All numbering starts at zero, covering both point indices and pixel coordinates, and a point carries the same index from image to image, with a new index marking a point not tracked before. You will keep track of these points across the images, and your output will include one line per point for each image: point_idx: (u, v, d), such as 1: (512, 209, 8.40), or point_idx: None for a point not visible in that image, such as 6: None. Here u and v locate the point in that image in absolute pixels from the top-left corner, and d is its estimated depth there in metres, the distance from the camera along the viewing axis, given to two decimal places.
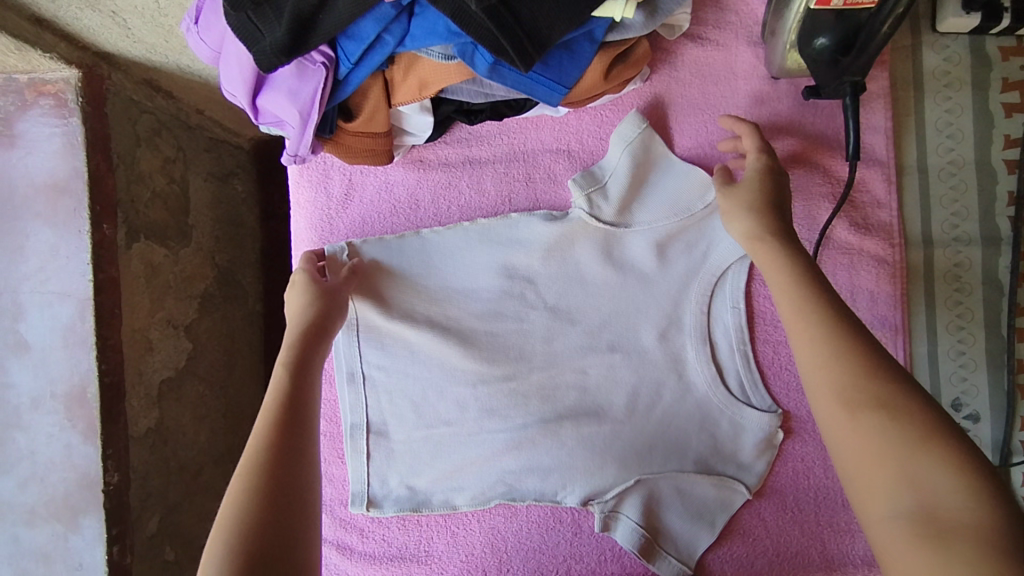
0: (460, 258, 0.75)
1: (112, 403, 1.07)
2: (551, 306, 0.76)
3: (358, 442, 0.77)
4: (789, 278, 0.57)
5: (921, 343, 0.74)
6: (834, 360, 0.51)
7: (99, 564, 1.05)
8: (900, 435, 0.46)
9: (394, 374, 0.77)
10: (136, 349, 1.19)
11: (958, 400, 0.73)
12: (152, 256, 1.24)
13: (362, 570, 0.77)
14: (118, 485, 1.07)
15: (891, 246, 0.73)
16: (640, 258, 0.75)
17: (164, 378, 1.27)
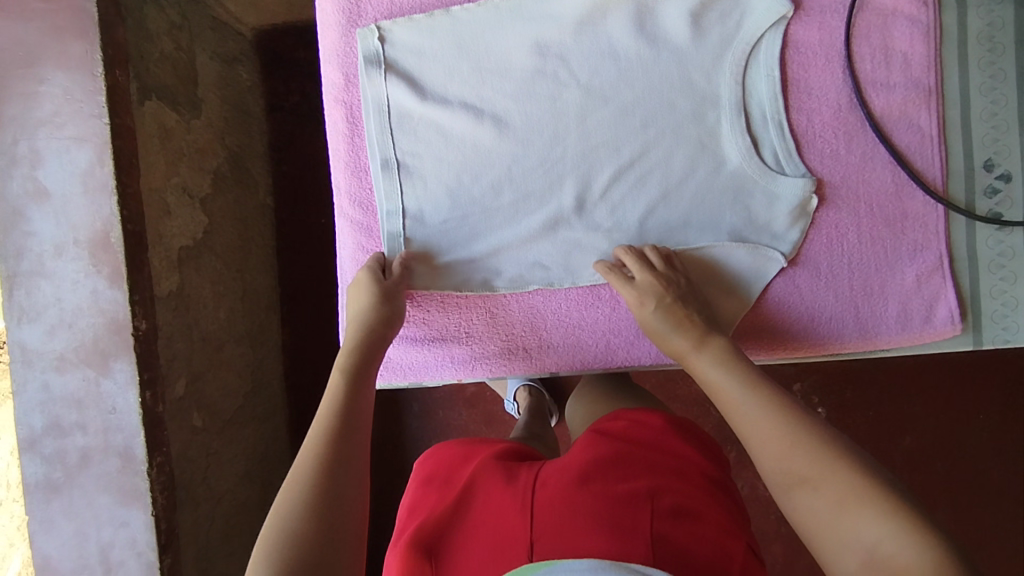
0: (493, 36, 0.73)
1: (136, 251, 1.03)
2: (584, 85, 0.73)
3: (392, 225, 0.75)
4: (723, 383, 0.63)
5: (954, 107, 0.74)
6: (769, 440, 0.57)
7: (132, 406, 1.01)
8: (831, 501, 0.52)
9: (428, 160, 0.75)
10: (156, 210, 1.18)
11: (990, 161, 0.74)
12: (165, 119, 1.23)
13: (403, 352, 0.79)
14: (146, 332, 1.04)
15: (925, 5, 0.73)
16: (675, 32, 0.73)
17: (183, 245, 1.27)
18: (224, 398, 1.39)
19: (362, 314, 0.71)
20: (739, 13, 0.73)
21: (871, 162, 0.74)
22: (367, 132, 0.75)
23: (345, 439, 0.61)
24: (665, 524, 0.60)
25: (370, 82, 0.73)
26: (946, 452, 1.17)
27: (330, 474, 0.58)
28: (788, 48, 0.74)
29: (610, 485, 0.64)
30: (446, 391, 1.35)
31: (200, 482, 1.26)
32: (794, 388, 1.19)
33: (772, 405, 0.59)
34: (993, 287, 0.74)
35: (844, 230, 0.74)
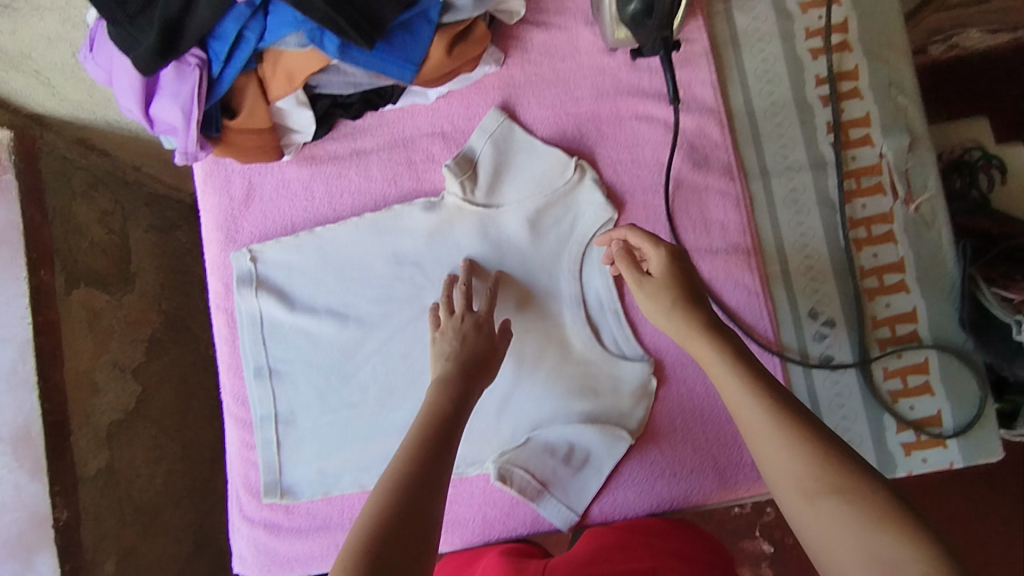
0: (354, 251, 0.83)
1: (57, 441, 1.05)
2: (439, 285, 0.82)
3: (267, 431, 0.81)
4: (735, 383, 0.59)
5: (774, 265, 0.82)
6: (783, 452, 0.53)
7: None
8: (856, 519, 0.48)
9: (298, 365, 0.82)
10: (80, 392, 1.11)
11: (814, 309, 0.81)
12: (93, 302, 1.16)
13: (291, 545, 0.81)
14: (68, 520, 1.05)
15: (732, 179, 0.82)
16: (516, 233, 0.82)
17: (114, 421, 1.16)
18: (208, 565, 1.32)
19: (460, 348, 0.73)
20: (571, 216, 0.82)
21: None
22: (241, 345, 0.82)
23: (428, 457, 0.61)
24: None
25: (242, 298, 0.82)
26: None
27: (412, 482, 0.58)
28: (619, 226, 0.83)
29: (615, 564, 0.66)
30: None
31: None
32: None
33: (789, 409, 0.55)
34: (838, 425, 0.80)
35: (693, 386, 0.80)
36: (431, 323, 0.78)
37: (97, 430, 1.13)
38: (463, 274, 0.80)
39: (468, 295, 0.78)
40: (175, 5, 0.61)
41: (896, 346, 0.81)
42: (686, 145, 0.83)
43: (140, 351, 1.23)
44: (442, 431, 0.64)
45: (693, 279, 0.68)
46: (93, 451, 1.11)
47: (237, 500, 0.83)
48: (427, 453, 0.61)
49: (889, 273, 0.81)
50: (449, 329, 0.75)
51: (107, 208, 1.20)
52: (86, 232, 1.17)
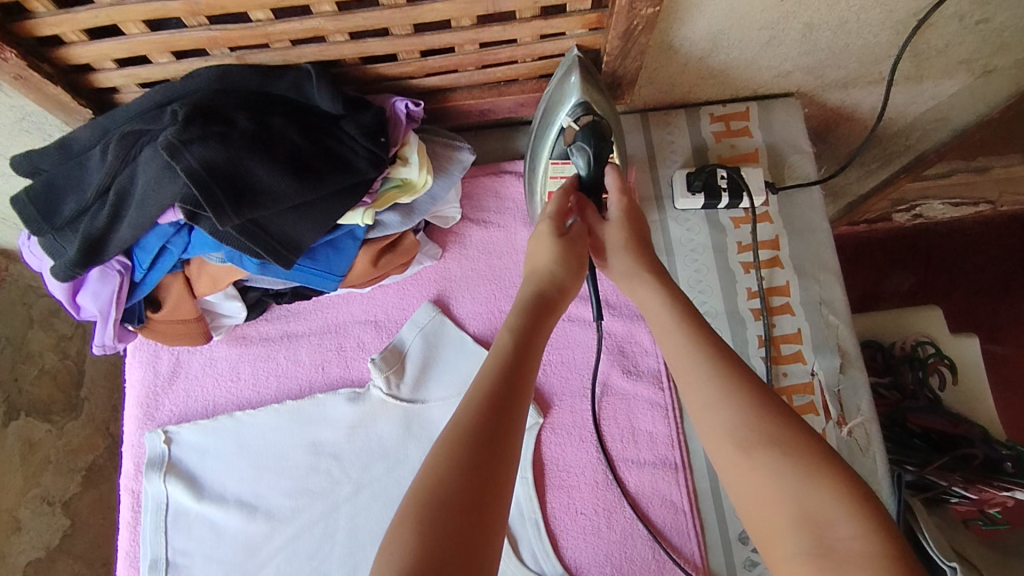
0: (273, 438, 0.80)
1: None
2: (355, 480, 0.80)
3: None
4: (675, 337, 0.54)
5: (704, 480, 0.80)
6: (714, 402, 0.49)
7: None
8: (786, 474, 0.45)
9: (199, 559, 0.78)
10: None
11: (745, 533, 0.78)
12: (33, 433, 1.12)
13: None
14: None
15: (661, 388, 0.82)
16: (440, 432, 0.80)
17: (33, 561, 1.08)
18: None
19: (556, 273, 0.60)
20: None
21: (632, 536, 0.78)
22: (141, 533, 0.77)
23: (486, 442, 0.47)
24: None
25: (149, 482, 0.78)
26: None
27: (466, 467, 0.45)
28: (545, 429, 0.81)
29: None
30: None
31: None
32: None
33: (730, 365, 0.51)
34: None
35: None
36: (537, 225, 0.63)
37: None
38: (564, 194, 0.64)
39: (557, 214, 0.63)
40: (98, 224, 0.62)
41: None
42: (615, 350, 0.83)
43: (76, 482, 1.13)
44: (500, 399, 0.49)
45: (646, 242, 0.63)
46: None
47: None
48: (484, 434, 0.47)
49: None
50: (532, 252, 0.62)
51: (66, 332, 1.17)
52: (37, 359, 1.14)
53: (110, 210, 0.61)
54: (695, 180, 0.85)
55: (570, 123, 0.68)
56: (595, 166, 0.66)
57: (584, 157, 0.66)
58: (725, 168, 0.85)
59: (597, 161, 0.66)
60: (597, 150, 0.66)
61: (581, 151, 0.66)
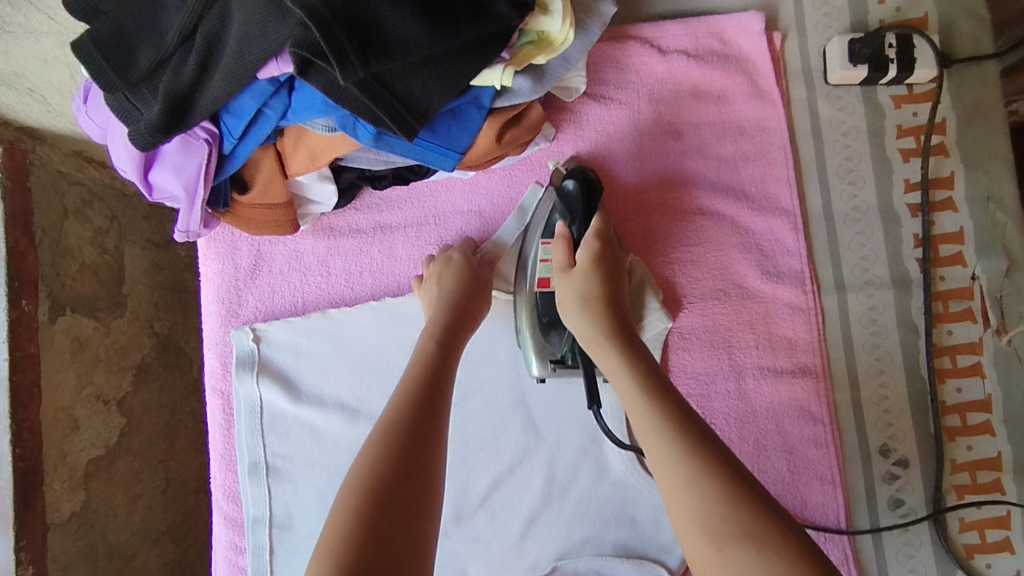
0: (371, 338, 0.73)
1: (28, 490, 0.89)
2: (464, 384, 0.73)
3: (259, 537, 0.71)
4: (650, 423, 0.49)
5: (843, 391, 0.73)
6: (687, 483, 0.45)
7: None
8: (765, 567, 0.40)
9: (299, 463, 0.73)
10: (57, 430, 0.94)
11: (886, 446, 0.72)
12: (80, 330, 0.99)
13: None
14: None
15: (803, 293, 0.73)
16: None
17: (94, 459, 1.00)
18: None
19: (450, 278, 0.67)
20: None
21: (765, 449, 0.72)
22: (237, 435, 0.73)
23: (420, 429, 0.53)
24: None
25: (241, 383, 0.72)
26: None
27: (404, 455, 0.51)
28: (672, 336, 0.73)
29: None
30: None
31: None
32: None
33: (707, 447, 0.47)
34: None
35: None
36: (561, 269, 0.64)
37: (74, 470, 0.96)
38: (564, 247, 0.65)
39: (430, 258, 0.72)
40: (184, 79, 0.50)
41: (975, 494, 0.71)
42: (754, 249, 0.74)
43: (128, 381, 1.06)
44: (430, 386, 0.58)
45: (616, 287, 0.62)
46: (66, 494, 0.95)
47: None
48: (416, 417, 0.54)
49: (973, 412, 0.72)
50: (433, 270, 0.69)
51: (103, 225, 1.04)
52: (77, 253, 1.00)
53: (198, 59, 0.50)
54: (862, 48, 0.72)
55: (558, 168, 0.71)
56: (585, 207, 0.66)
57: (576, 195, 0.66)
58: (896, 33, 0.72)
59: (588, 199, 0.66)
60: (589, 186, 0.67)
61: (574, 185, 0.67)
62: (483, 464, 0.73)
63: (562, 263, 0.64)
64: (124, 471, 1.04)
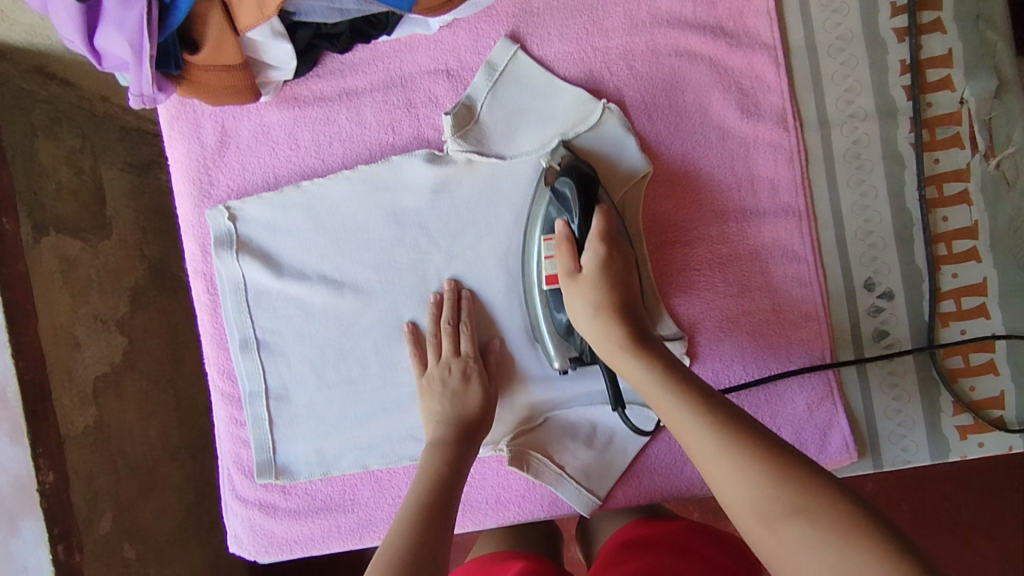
0: (348, 208, 0.72)
1: (38, 402, 0.88)
2: (446, 249, 0.73)
3: (257, 408, 0.73)
4: (680, 412, 0.51)
5: (828, 229, 0.72)
6: (726, 464, 0.47)
7: (44, 565, 0.87)
8: (823, 545, 0.41)
9: (288, 336, 0.73)
10: (61, 347, 0.94)
11: (870, 279, 0.72)
12: (68, 250, 0.98)
13: (288, 527, 0.74)
14: (57, 483, 0.89)
15: (785, 129, 0.71)
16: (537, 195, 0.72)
17: (100, 376, 1.01)
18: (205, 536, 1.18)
19: (455, 408, 0.68)
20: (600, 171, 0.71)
21: (750, 291, 0.72)
22: (224, 313, 0.73)
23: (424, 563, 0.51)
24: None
25: (222, 262, 0.72)
26: None
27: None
28: (652, 184, 0.72)
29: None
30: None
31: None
32: None
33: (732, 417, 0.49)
34: (888, 408, 0.73)
35: (729, 362, 0.72)
36: (568, 271, 0.64)
37: (82, 388, 0.97)
38: (568, 239, 0.64)
39: (455, 337, 0.71)
40: None
41: (960, 320, 0.72)
42: (734, 87, 0.71)
43: (124, 302, 1.07)
44: (431, 514, 0.57)
45: (628, 291, 0.63)
46: (78, 408, 0.95)
47: (224, 478, 0.76)
48: (437, 494, 0.60)
49: (959, 240, 0.72)
50: (438, 363, 0.71)
51: (77, 145, 1.02)
52: (53, 172, 0.98)
53: None
54: None
55: (549, 164, 0.69)
56: (583, 206, 0.64)
57: (567, 200, 0.65)
58: None
59: (585, 194, 0.64)
60: (584, 184, 0.64)
61: (566, 188, 0.65)
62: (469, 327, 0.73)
63: (565, 253, 0.64)
64: (132, 389, 1.06)
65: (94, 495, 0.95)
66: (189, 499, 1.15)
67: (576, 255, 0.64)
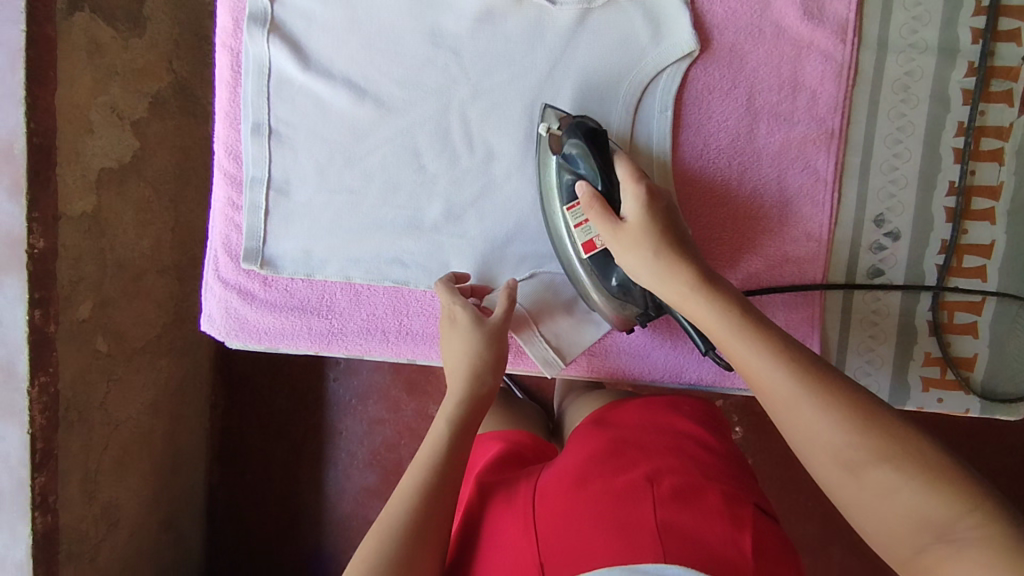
0: (388, 17, 0.71)
1: (42, 167, 0.88)
2: (474, 84, 0.72)
3: (256, 195, 0.74)
4: (762, 367, 0.54)
5: (855, 155, 0.71)
6: (813, 417, 0.50)
7: (19, 323, 0.88)
8: (902, 486, 0.46)
9: (302, 132, 0.73)
10: (72, 127, 0.93)
11: (882, 215, 0.72)
12: (99, 35, 0.97)
13: (263, 317, 0.77)
14: (45, 250, 0.90)
15: (841, 42, 0.69)
16: (577, 48, 0.71)
17: (106, 168, 1.01)
18: (171, 354, 1.22)
19: (467, 347, 0.69)
20: (646, 40, 0.70)
21: (761, 198, 0.72)
22: (243, 93, 0.73)
23: (414, 553, 0.57)
24: (671, 509, 0.57)
25: (251, 40, 0.71)
26: None
27: None
28: (696, 67, 0.71)
29: (608, 481, 0.61)
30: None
31: (96, 408, 1.03)
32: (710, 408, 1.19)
33: (810, 367, 0.52)
34: (861, 343, 0.74)
35: (723, 262, 0.73)
36: (610, 228, 0.62)
37: (87, 173, 0.97)
38: (597, 199, 0.62)
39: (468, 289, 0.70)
40: None
41: (957, 276, 0.72)
42: None
43: (144, 106, 1.07)
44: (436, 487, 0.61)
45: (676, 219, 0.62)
46: (78, 192, 0.96)
47: (209, 258, 0.77)
48: (443, 461, 0.63)
49: (980, 198, 0.71)
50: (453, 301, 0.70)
51: None
52: None
53: None
54: None
55: (552, 131, 0.67)
56: (600, 162, 0.63)
57: (585, 158, 0.64)
58: None
59: (599, 147, 0.64)
60: (592, 134, 0.64)
61: (578, 150, 0.64)
62: (478, 166, 0.73)
63: (605, 220, 0.62)
64: (136, 194, 1.08)
65: (77, 279, 0.97)
66: (169, 317, 1.20)
67: (612, 212, 0.62)
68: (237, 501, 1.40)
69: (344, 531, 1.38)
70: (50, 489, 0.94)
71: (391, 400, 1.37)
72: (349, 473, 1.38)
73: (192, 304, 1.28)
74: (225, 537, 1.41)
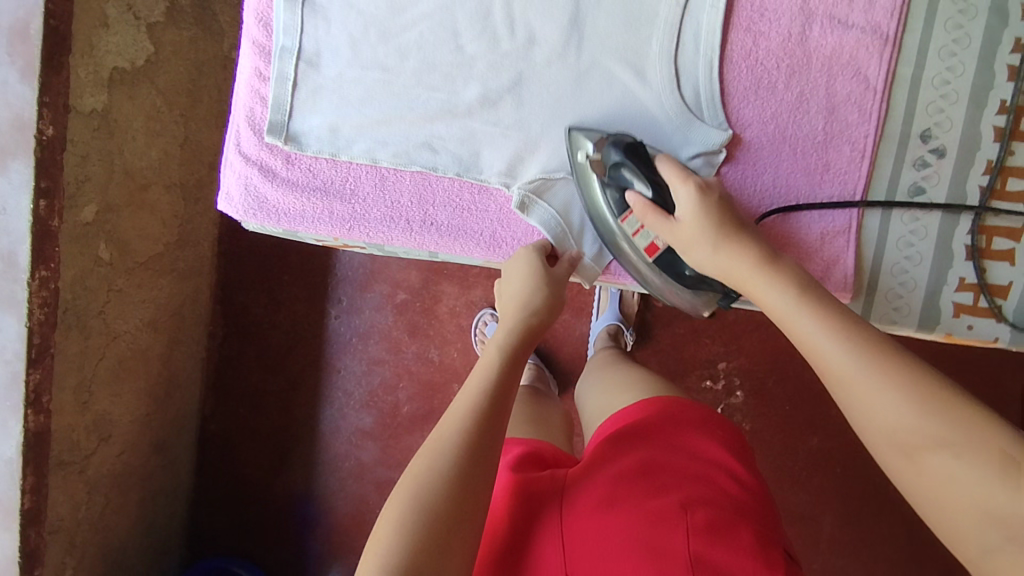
0: None
1: (56, 53, 0.82)
2: None
3: (285, 65, 0.71)
4: (822, 346, 0.52)
5: (907, 65, 0.69)
6: (868, 394, 0.48)
7: (22, 212, 0.82)
8: (963, 475, 0.42)
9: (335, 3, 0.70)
10: (88, 15, 0.87)
11: (928, 130, 0.70)
12: None
13: (282, 197, 0.74)
14: (54, 139, 0.83)
15: None
16: None
17: (118, 68, 0.95)
18: (172, 275, 1.18)
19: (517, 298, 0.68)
20: None
21: (807, 104, 0.70)
22: None
23: (469, 478, 0.52)
24: (704, 544, 0.55)
25: None
26: (844, 454, 1.15)
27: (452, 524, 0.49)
28: None
29: (640, 503, 0.58)
30: (380, 293, 1.31)
31: (95, 317, 0.98)
32: (721, 367, 1.16)
33: (874, 346, 0.49)
34: (895, 265, 0.72)
35: (761, 170, 0.71)
36: (667, 230, 0.64)
37: (98, 68, 0.91)
38: (648, 204, 0.64)
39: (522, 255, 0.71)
40: None
41: (1000, 202, 0.70)
42: None
43: (161, 10, 1.01)
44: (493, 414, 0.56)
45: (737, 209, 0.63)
46: (90, 86, 0.90)
47: (230, 132, 0.74)
48: (497, 392, 0.58)
49: None
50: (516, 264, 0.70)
51: None
52: None
53: None
54: None
55: (591, 156, 0.68)
56: (645, 170, 0.64)
57: (631, 177, 0.64)
58: None
59: (640, 158, 0.64)
60: (631, 149, 0.65)
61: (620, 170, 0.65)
62: (518, 50, 0.70)
63: (661, 218, 0.64)
64: (147, 101, 1.02)
65: (83, 179, 0.91)
66: (172, 237, 1.16)
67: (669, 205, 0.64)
68: (228, 435, 1.35)
69: (337, 472, 1.33)
70: (44, 387, 0.87)
71: (393, 341, 1.31)
72: (345, 413, 1.33)
73: (195, 226, 1.22)
74: (213, 474, 1.35)
